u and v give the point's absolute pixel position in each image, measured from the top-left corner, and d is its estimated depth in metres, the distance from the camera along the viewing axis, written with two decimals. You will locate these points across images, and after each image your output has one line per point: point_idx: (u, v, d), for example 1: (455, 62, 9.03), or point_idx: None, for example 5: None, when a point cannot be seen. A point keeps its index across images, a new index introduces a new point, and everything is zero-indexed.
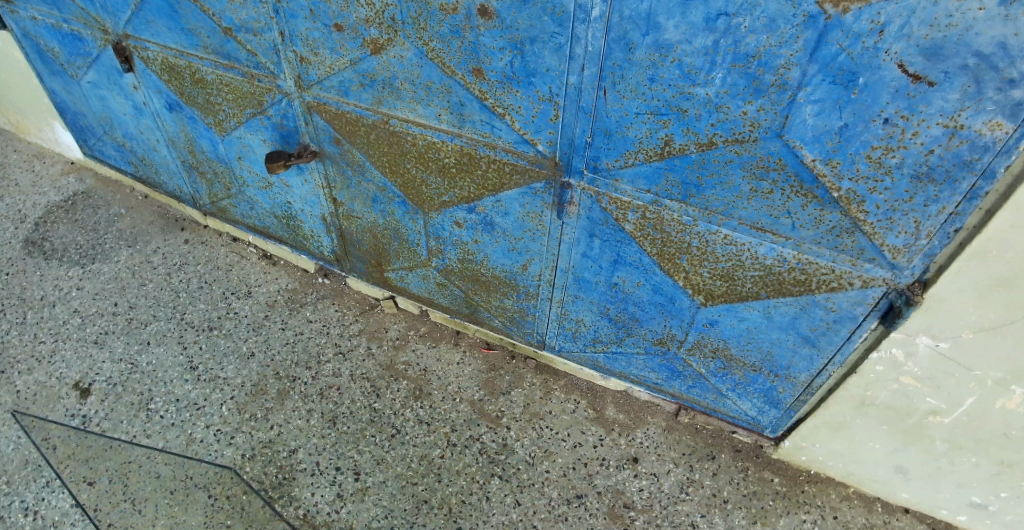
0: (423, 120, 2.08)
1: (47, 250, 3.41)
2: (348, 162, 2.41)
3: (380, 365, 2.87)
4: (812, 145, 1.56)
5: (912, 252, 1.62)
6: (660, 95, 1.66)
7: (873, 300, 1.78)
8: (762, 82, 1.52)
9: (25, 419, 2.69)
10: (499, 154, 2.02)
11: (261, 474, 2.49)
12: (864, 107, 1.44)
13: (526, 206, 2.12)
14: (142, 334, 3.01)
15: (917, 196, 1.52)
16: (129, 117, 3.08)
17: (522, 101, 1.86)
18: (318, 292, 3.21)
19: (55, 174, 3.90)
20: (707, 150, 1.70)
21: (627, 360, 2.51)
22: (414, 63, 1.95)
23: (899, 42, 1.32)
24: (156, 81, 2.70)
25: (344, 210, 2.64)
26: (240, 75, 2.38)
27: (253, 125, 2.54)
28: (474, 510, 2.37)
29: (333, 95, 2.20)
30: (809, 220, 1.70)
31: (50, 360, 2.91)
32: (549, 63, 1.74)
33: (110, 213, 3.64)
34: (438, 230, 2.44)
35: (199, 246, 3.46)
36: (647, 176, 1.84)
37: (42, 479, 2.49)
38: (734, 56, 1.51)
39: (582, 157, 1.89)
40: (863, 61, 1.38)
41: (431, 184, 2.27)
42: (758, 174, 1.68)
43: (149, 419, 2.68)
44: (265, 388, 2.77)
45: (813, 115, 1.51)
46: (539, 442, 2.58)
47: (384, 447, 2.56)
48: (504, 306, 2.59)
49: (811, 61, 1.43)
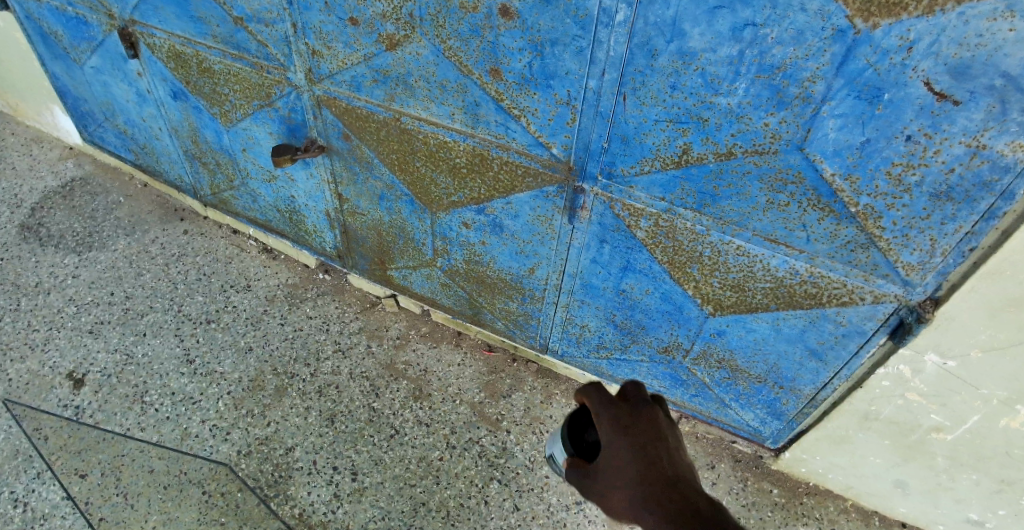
0: (436, 119, 2.06)
1: (43, 236, 3.35)
2: (356, 158, 2.38)
3: (379, 364, 2.83)
4: (832, 159, 1.56)
5: (925, 270, 1.63)
6: (681, 103, 1.65)
7: (884, 316, 1.78)
8: (786, 94, 1.51)
9: (17, 408, 2.64)
10: (512, 155, 1.99)
11: (256, 471, 2.45)
12: (887, 123, 1.44)
13: (537, 209, 2.10)
14: (138, 325, 2.96)
15: (934, 214, 1.52)
16: (131, 105, 3.03)
17: (539, 103, 1.84)
18: (318, 288, 3.17)
19: (53, 158, 3.83)
20: (726, 160, 1.70)
21: (631, 367, 2.49)
22: (430, 61, 1.92)
23: (927, 59, 1.32)
24: (161, 69, 2.66)
25: (350, 206, 2.61)
26: (249, 65, 2.34)
27: (260, 117, 2.51)
28: (472, 514, 2.35)
29: (344, 89, 2.17)
30: (824, 234, 1.70)
31: (44, 348, 2.85)
32: (569, 66, 1.72)
33: (109, 201, 3.58)
34: (445, 230, 2.42)
35: (198, 237, 3.41)
36: (662, 184, 1.83)
37: (32, 470, 2.45)
38: (760, 67, 1.50)
39: (597, 162, 1.88)
40: (889, 78, 1.38)
41: (441, 183, 2.24)
42: (775, 186, 1.68)
43: (144, 412, 2.63)
44: (262, 383, 2.74)
45: (835, 129, 1.51)
46: (539, 447, 2.56)
47: (383, 448, 2.53)
48: (509, 309, 2.57)
49: (837, 75, 1.43)
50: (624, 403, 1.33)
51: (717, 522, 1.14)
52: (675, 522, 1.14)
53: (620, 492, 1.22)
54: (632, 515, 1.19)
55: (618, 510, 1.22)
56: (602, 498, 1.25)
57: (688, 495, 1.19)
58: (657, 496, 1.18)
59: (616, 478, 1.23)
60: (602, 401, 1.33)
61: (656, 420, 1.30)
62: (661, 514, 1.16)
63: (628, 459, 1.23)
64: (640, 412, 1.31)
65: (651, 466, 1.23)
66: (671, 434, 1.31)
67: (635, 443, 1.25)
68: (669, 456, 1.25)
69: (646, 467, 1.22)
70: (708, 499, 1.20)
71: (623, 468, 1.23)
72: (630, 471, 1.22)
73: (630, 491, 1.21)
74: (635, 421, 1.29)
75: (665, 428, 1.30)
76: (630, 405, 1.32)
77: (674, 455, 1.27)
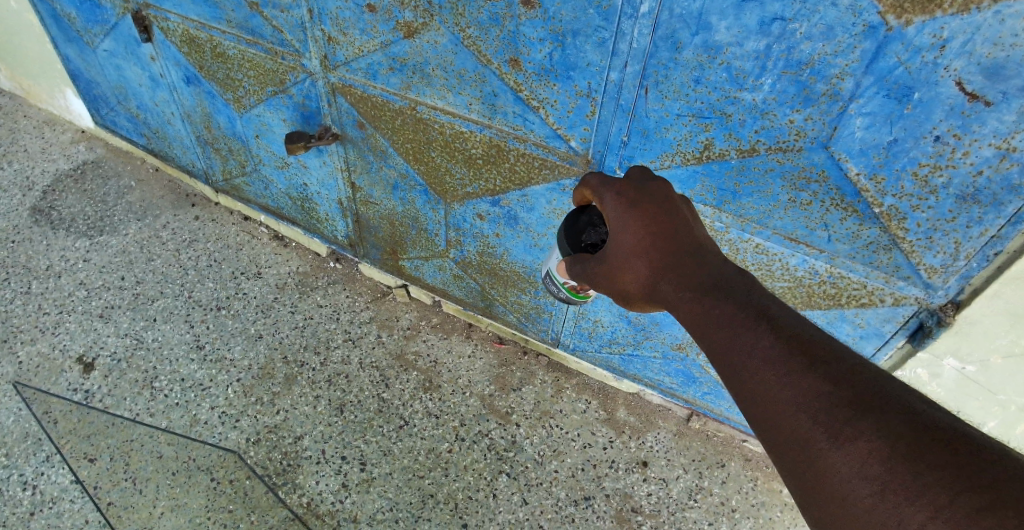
0: (452, 109, 2.03)
1: (54, 219, 3.35)
2: (370, 147, 2.36)
3: (389, 354, 2.83)
4: (858, 158, 1.53)
5: (948, 273, 1.60)
6: (704, 98, 1.62)
7: (903, 318, 1.77)
8: (813, 90, 1.48)
9: (27, 391, 2.65)
10: (529, 147, 1.97)
11: (265, 459, 2.46)
12: (915, 123, 1.41)
13: (553, 202, 2.07)
14: (148, 310, 2.96)
15: (960, 216, 1.49)
16: (144, 89, 3.01)
17: (558, 95, 1.81)
18: (329, 277, 3.16)
19: (65, 141, 3.83)
20: (748, 157, 1.68)
21: (643, 364, 2.47)
22: (448, 49, 1.89)
23: (960, 58, 1.28)
24: (175, 53, 2.64)
25: (363, 195, 2.59)
26: (264, 51, 2.32)
27: (274, 104, 2.48)
28: (480, 507, 2.35)
29: (360, 77, 2.14)
30: (845, 234, 1.68)
31: (54, 331, 2.86)
32: (591, 57, 1.69)
33: (120, 185, 3.58)
34: (459, 221, 2.40)
35: (209, 223, 3.40)
36: (683, 179, 1.82)
37: (41, 453, 2.46)
38: (787, 63, 1.47)
39: (616, 156, 1.85)
40: (920, 76, 1.34)
41: (456, 174, 2.22)
42: (798, 184, 1.66)
43: (153, 398, 2.64)
44: (272, 371, 2.73)
45: (862, 128, 1.48)
46: (548, 441, 2.55)
47: (392, 438, 2.53)
48: (521, 301, 2.55)
49: (866, 73, 1.39)
50: (630, 182, 1.33)
51: (728, 275, 1.14)
52: (690, 286, 1.15)
53: (632, 265, 1.25)
54: (644, 284, 1.23)
55: (634, 285, 1.25)
56: (615, 276, 1.28)
57: (701, 256, 1.19)
58: (669, 264, 1.19)
59: (623, 252, 1.25)
60: (608, 190, 1.34)
61: (667, 194, 1.28)
62: (676, 279, 1.17)
63: (634, 233, 1.24)
64: (646, 187, 1.30)
65: (663, 235, 1.22)
66: (682, 204, 1.30)
67: (639, 215, 1.25)
68: (681, 225, 1.24)
69: (653, 237, 1.22)
70: (723, 260, 1.19)
71: (631, 240, 1.24)
72: (642, 246, 1.22)
73: (642, 262, 1.23)
74: (641, 194, 1.28)
75: (679, 204, 1.29)
76: (636, 185, 1.31)
77: (690, 227, 1.25)
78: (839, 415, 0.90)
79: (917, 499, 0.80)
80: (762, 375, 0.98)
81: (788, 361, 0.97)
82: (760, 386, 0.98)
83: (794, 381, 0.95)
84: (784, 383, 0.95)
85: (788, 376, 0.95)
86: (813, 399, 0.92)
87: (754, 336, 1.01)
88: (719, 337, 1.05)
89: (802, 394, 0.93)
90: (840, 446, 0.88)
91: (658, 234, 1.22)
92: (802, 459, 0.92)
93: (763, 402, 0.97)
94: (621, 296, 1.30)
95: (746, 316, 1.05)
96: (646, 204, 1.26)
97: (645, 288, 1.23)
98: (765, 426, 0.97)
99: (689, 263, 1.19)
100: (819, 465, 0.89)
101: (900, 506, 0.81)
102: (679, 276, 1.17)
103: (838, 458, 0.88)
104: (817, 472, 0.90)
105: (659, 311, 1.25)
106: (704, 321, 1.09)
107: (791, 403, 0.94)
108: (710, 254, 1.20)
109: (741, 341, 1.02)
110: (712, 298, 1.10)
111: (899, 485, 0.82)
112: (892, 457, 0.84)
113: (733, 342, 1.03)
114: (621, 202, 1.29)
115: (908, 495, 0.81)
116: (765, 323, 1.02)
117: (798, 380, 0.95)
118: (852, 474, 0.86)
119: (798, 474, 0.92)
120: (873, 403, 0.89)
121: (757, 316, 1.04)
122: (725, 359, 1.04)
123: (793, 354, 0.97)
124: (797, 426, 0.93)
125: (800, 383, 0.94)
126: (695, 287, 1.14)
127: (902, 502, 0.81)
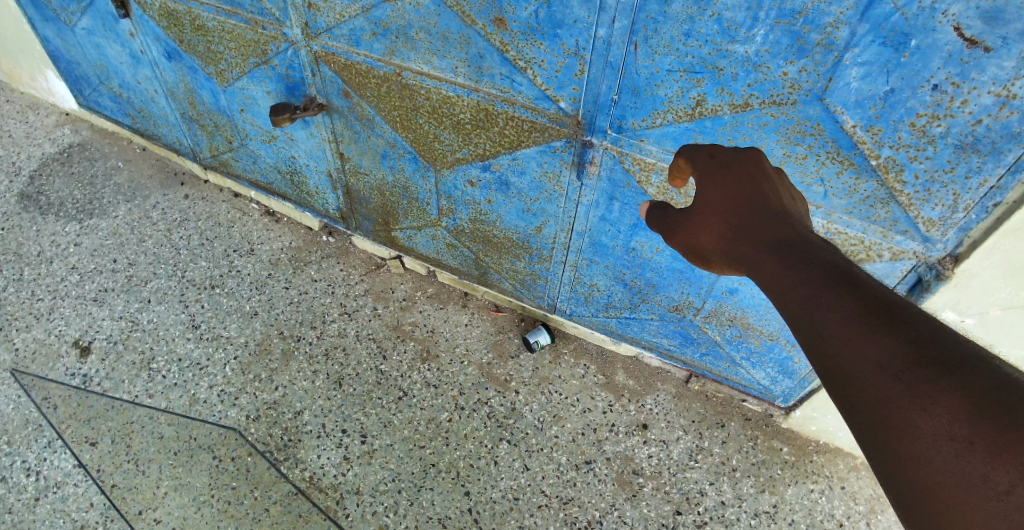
0: (438, 73, 1.98)
1: (43, 204, 3.31)
2: (356, 116, 2.31)
3: (386, 325, 2.82)
4: (853, 110, 1.49)
5: (946, 225, 1.57)
6: (695, 52, 1.57)
7: (902, 273, 1.75)
8: (807, 41, 1.43)
9: (25, 379, 2.65)
10: (517, 110, 1.92)
11: (266, 435, 2.47)
12: (913, 72, 1.36)
13: (544, 165, 2.03)
14: (142, 291, 2.95)
15: (958, 166, 1.45)
16: (125, 66, 2.94)
17: (545, 54, 1.75)
18: (322, 251, 3.13)
19: (50, 125, 3.76)
20: (741, 112, 1.63)
21: (640, 326, 2.45)
22: (431, 11, 1.83)
23: (957, 3, 1.23)
24: (153, 28, 2.57)
25: (351, 165, 2.55)
26: (243, 22, 2.25)
27: (257, 76, 2.43)
28: (482, 474, 2.37)
29: (342, 44, 2.08)
30: (842, 188, 1.65)
31: (49, 317, 2.85)
32: (577, 14, 1.62)
33: (109, 166, 3.53)
34: (449, 189, 2.37)
35: (199, 201, 3.35)
36: (675, 137, 1.75)
37: (43, 439, 2.47)
38: (779, 12, 1.42)
39: (606, 116, 1.80)
40: (917, 23, 1.29)
41: (444, 140, 2.17)
42: (793, 138, 1.62)
43: (151, 379, 2.64)
44: (269, 347, 2.73)
45: (858, 78, 1.43)
46: (548, 407, 2.56)
47: (391, 410, 2.53)
48: (516, 268, 2.53)
49: (861, 20, 1.34)
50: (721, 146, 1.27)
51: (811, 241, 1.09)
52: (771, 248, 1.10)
53: (707, 224, 1.22)
54: (720, 244, 1.19)
55: (704, 244, 1.22)
56: (688, 234, 1.25)
57: (774, 218, 1.15)
58: (746, 223, 1.16)
59: (703, 211, 1.22)
60: (693, 146, 1.30)
61: (759, 162, 1.23)
62: (752, 240, 1.14)
63: (717, 195, 1.20)
64: (736, 151, 1.24)
65: (749, 196, 1.18)
66: (774, 175, 1.24)
67: (723, 176, 1.22)
68: (769, 191, 1.19)
69: (739, 201, 1.19)
70: (805, 226, 1.14)
71: (712, 199, 1.21)
72: (724, 209, 1.19)
73: (718, 223, 1.20)
74: (729, 156, 1.24)
75: (770, 172, 1.24)
76: (725, 148, 1.26)
77: (779, 194, 1.20)
78: (922, 374, 0.83)
79: (1001, 455, 0.74)
80: (839, 334, 0.93)
81: (874, 323, 0.91)
82: (839, 345, 0.93)
83: (873, 338, 0.90)
84: (864, 341, 0.90)
85: (869, 333, 0.90)
86: (896, 357, 0.87)
87: (829, 296, 0.97)
88: (798, 297, 1.01)
89: (884, 352, 0.88)
90: (920, 406, 0.82)
91: (742, 195, 1.19)
92: (880, 420, 0.86)
93: (841, 362, 0.92)
94: (693, 258, 1.27)
95: (828, 278, 0.99)
96: (732, 167, 1.22)
97: (721, 249, 1.19)
98: (845, 388, 0.91)
99: (767, 226, 1.14)
100: (899, 425, 0.84)
101: (984, 464, 0.76)
102: (754, 239, 1.13)
103: (919, 417, 0.82)
104: (892, 430, 0.84)
105: (728, 272, 1.20)
106: (780, 283, 1.05)
107: (869, 361, 0.88)
108: (792, 221, 1.14)
109: (819, 301, 0.98)
110: (785, 260, 1.06)
111: (983, 442, 0.77)
112: (974, 414, 0.78)
113: (808, 304, 0.99)
114: (705, 163, 1.25)
115: (994, 452, 0.75)
116: (846, 286, 0.97)
117: (878, 339, 0.89)
118: (935, 431, 0.81)
119: (873, 435, 0.87)
120: (955, 362, 0.83)
121: (840, 278, 0.99)
122: (806, 321, 0.98)
123: (874, 314, 0.92)
124: (878, 386, 0.87)
125: (887, 344, 0.88)
126: (770, 249, 1.10)
127: (986, 460, 0.76)
